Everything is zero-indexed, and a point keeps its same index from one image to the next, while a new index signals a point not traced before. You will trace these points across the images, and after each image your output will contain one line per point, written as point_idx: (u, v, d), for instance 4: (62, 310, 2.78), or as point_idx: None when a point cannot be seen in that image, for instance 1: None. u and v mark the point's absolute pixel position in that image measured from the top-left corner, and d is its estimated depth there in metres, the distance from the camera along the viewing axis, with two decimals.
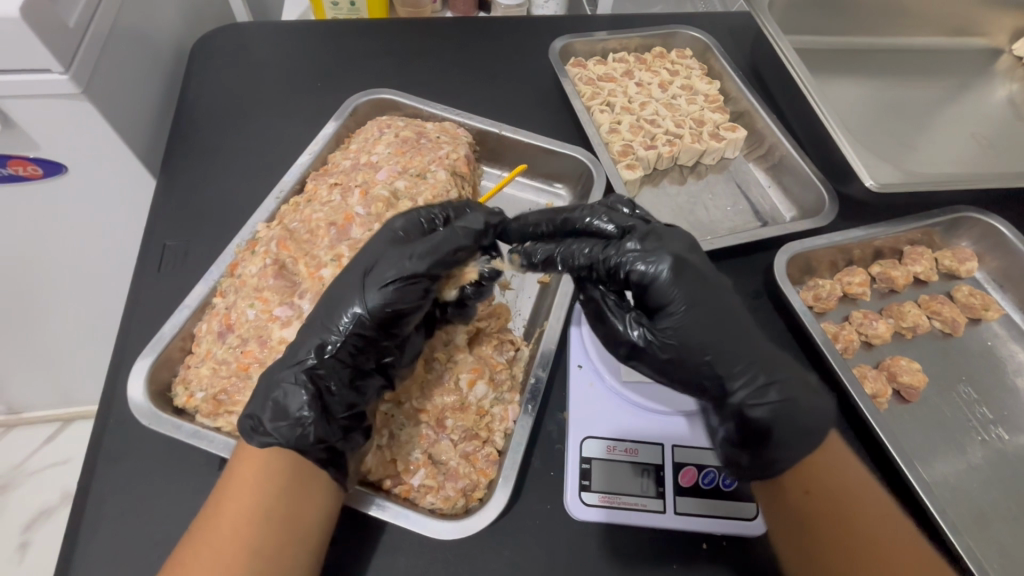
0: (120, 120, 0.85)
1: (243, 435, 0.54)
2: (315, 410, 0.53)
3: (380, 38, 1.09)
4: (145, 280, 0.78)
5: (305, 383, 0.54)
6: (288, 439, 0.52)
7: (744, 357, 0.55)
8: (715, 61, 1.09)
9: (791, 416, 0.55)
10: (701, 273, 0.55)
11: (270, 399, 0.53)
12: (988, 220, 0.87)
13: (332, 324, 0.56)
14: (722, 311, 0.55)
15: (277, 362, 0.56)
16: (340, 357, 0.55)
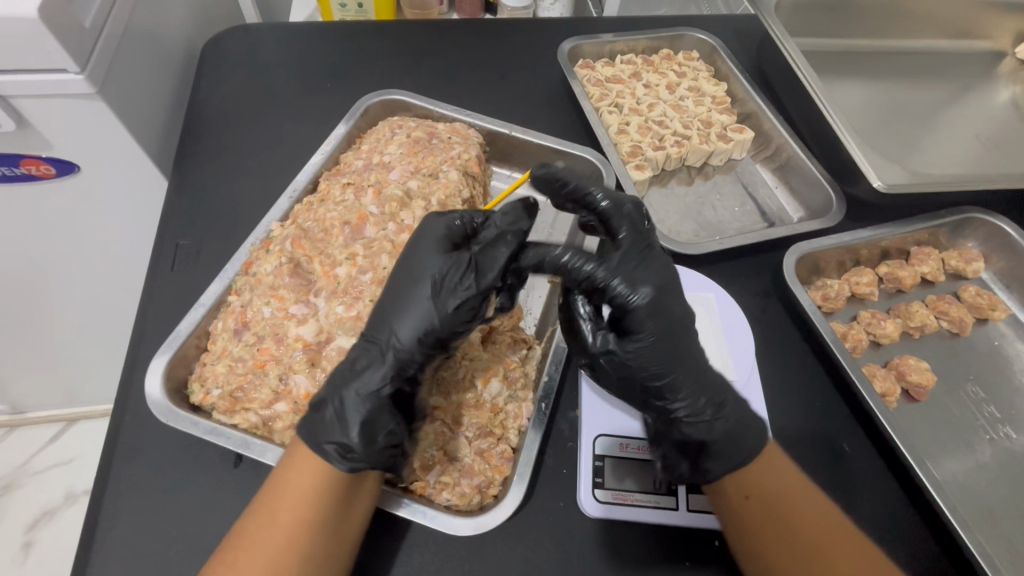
0: (132, 120, 0.85)
1: (329, 459, 0.52)
2: (402, 432, 0.55)
3: (389, 40, 1.10)
4: (158, 279, 0.79)
5: (390, 406, 0.55)
6: (379, 463, 0.53)
7: (694, 382, 0.59)
8: (722, 62, 1.10)
9: (734, 439, 0.58)
10: (674, 309, 0.59)
11: (358, 425, 0.53)
12: (995, 220, 0.88)
13: (404, 342, 0.56)
14: (682, 339, 0.59)
15: (353, 383, 0.55)
16: (414, 375, 0.57)
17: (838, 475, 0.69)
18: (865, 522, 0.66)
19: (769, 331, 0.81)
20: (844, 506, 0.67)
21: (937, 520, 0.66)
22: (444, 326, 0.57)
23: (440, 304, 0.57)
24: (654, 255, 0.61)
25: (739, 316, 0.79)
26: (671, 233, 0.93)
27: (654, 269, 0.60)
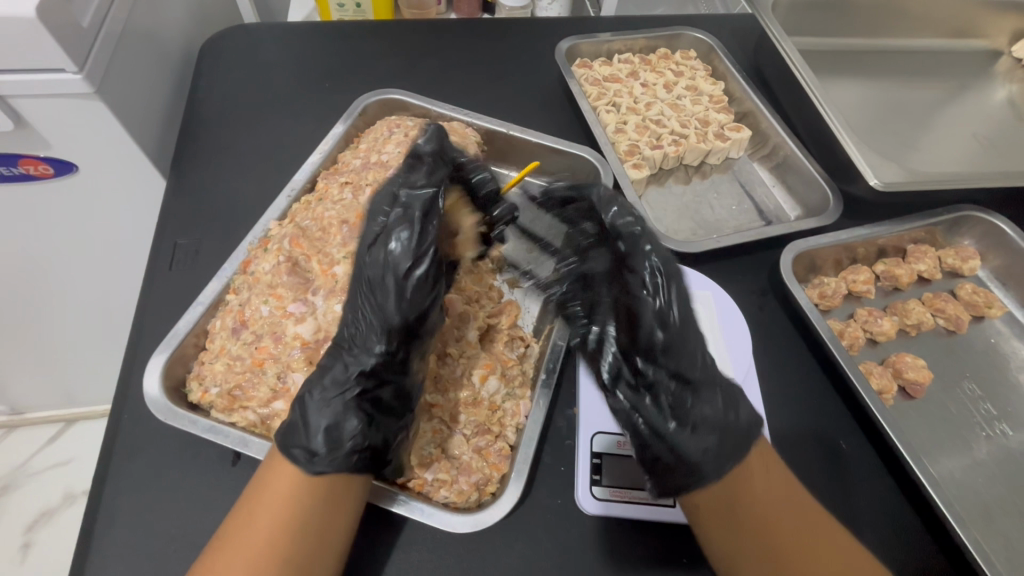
0: (131, 120, 0.86)
1: (292, 461, 0.52)
2: (366, 434, 0.54)
3: (388, 39, 1.10)
4: (157, 278, 0.79)
5: (354, 408, 0.55)
6: (343, 467, 0.53)
7: (700, 376, 0.57)
8: (720, 61, 1.10)
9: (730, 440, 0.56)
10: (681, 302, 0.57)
11: (320, 431, 0.53)
12: (991, 218, 0.88)
13: (363, 343, 0.57)
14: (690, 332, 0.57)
15: (316, 390, 0.56)
16: (376, 374, 0.57)
17: (835, 472, 0.70)
18: (862, 519, 0.67)
19: (766, 329, 0.81)
20: (842, 503, 0.67)
21: (935, 518, 0.66)
22: (393, 308, 0.57)
23: (380, 295, 0.57)
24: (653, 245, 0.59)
25: (737, 314, 0.79)
26: (669, 232, 0.93)
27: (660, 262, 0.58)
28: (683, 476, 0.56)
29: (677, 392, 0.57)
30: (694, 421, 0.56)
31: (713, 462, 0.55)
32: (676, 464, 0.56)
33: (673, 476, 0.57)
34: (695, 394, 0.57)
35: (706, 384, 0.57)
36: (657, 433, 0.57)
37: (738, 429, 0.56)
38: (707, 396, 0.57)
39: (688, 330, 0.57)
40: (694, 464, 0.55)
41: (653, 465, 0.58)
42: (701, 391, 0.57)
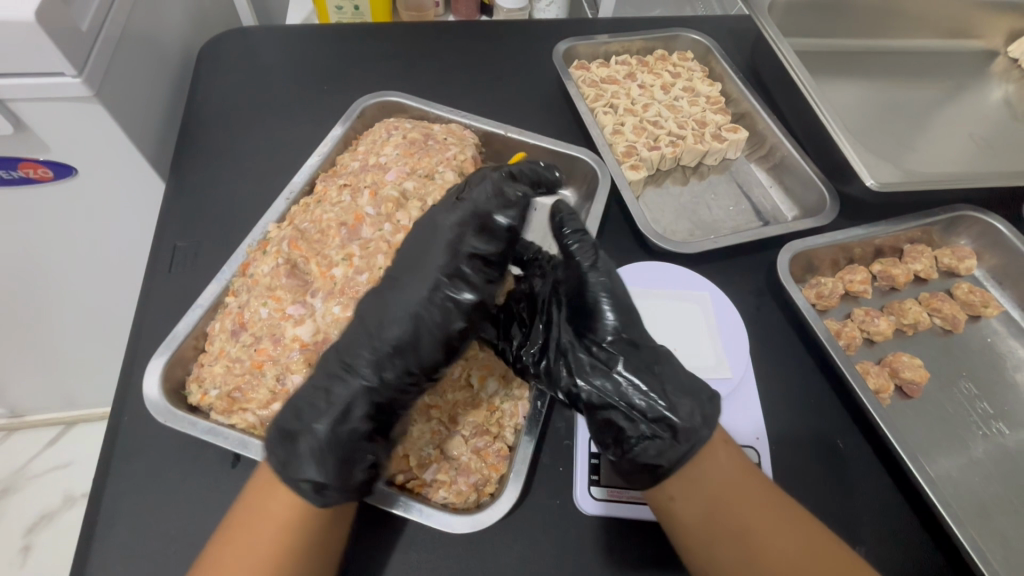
0: (130, 123, 0.86)
1: (297, 495, 0.52)
2: (370, 460, 0.55)
3: (385, 42, 1.11)
4: (156, 281, 0.79)
5: (359, 439, 0.55)
6: (346, 496, 0.53)
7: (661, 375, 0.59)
8: (717, 63, 1.11)
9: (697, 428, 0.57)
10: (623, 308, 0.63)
11: (320, 462, 0.52)
12: (987, 218, 0.89)
13: (379, 379, 0.56)
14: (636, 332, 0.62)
15: (311, 422, 0.54)
16: (387, 408, 0.57)
17: (831, 471, 0.70)
18: (859, 518, 0.67)
19: (764, 328, 0.82)
20: (839, 503, 0.68)
21: (932, 517, 0.66)
22: (428, 354, 0.58)
23: (426, 344, 0.58)
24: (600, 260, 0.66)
25: (734, 315, 0.79)
26: (666, 233, 0.93)
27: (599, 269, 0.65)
28: (679, 445, 0.56)
29: (645, 363, 0.60)
30: (670, 386, 0.59)
31: (699, 420, 0.57)
32: (666, 436, 0.56)
33: (667, 451, 0.56)
34: (660, 363, 0.60)
35: (665, 356, 0.61)
36: (639, 410, 0.58)
37: (704, 388, 0.60)
38: (670, 365, 0.61)
39: (630, 312, 0.63)
40: (683, 427, 0.56)
41: (643, 450, 0.57)
42: (664, 361, 0.61)
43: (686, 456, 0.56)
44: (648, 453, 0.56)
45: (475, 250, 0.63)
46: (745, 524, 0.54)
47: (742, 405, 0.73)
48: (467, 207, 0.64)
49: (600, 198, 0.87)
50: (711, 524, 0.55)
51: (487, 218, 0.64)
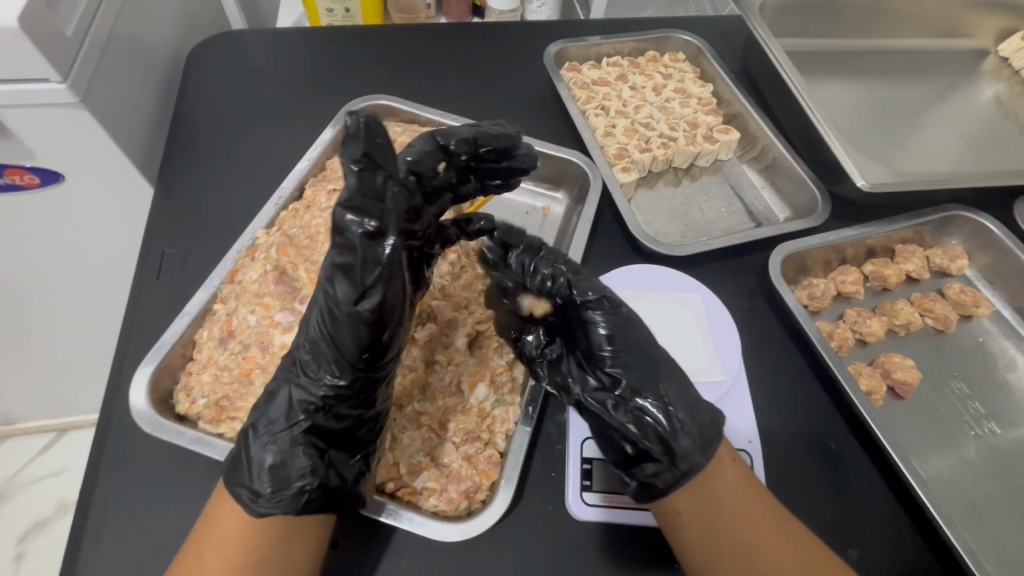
0: (117, 128, 0.85)
1: (241, 506, 0.53)
2: (316, 471, 0.54)
3: (376, 44, 1.10)
4: (144, 288, 0.78)
5: (303, 443, 0.55)
6: (288, 508, 0.52)
7: (657, 395, 0.59)
8: (708, 64, 1.11)
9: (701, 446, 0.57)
10: (631, 334, 0.62)
11: (266, 468, 0.53)
12: (978, 218, 0.89)
13: (312, 382, 0.55)
14: (643, 355, 0.61)
15: (264, 423, 0.55)
16: (329, 413, 0.55)
17: (825, 474, 0.70)
18: (851, 519, 0.67)
19: (756, 330, 0.81)
20: (831, 505, 0.68)
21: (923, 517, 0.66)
22: (348, 346, 0.52)
23: (335, 331, 0.52)
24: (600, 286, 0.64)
25: (726, 317, 0.79)
26: (658, 235, 0.93)
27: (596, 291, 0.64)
28: (675, 470, 0.57)
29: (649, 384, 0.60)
30: (673, 401, 0.59)
31: (696, 446, 0.57)
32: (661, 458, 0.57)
33: (666, 473, 0.57)
34: (665, 381, 0.60)
35: (669, 373, 0.61)
36: (640, 430, 0.58)
37: (709, 413, 0.60)
38: (675, 382, 0.61)
39: (638, 333, 0.63)
40: (682, 451, 0.57)
41: (639, 468, 0.59)
42: (669, 383, 0.60)
43: (677, 484, 0.57)
44: (644, 471, 0.59)
45: (352, 193, 0.48)
46: (751, 541, 0.55)
47: (735, 408, 0.73)
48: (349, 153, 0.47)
49: (592, 202, 0.87)
50: (716, 541, 0.56)
51: (376, 154, 0.47)
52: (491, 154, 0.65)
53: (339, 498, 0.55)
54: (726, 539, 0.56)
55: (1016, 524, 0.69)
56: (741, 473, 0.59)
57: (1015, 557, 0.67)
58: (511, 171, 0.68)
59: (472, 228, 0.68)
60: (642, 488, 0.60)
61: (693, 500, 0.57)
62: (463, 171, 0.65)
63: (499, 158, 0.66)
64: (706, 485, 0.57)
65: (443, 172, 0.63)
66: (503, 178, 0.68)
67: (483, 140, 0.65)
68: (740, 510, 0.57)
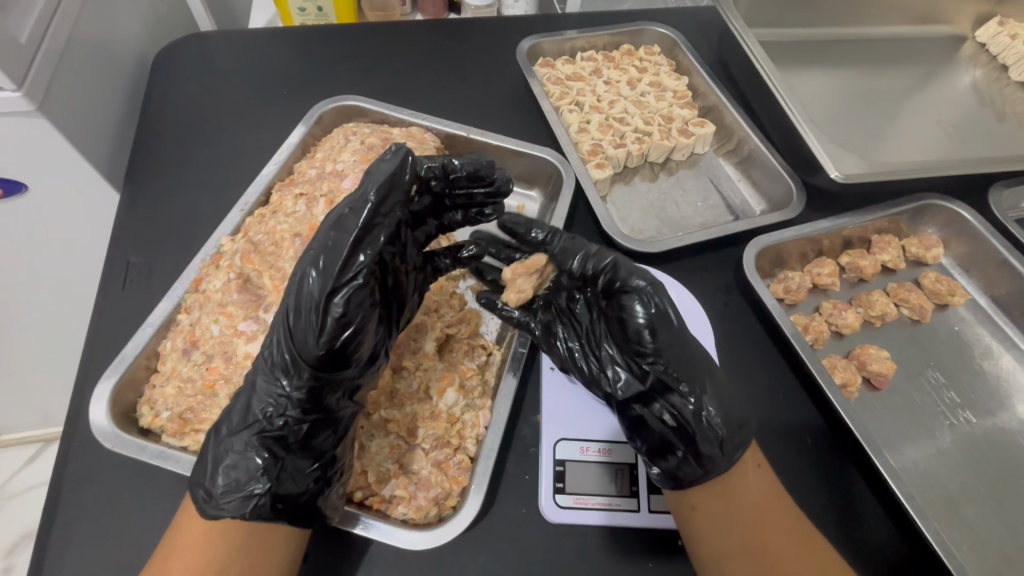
0: (78, 136, 0.83)
1: (197, 506, 0.53)
2: (269, 476, 0.53)
3: (347, 43, 1.08)
4: (109, 298, 0.76)
5: (256, 446, 0.53)
6: (240, 512, 0.52)
7: (694, 387, 0.59)
8: (683, 56, 1.10)
9: (732, 435, 0.59)
10: (675, 328, 0.60)
11: (220, 468, 0.53)
12: (952, 206, 0.89)
13: (261, 390, 0.54)
14: (685, 348, 0.60)
15: (224, 424, 0.55)
16: (286, 415, 0.54)
17: (799, 468, 0.69)
18: (826, 513, 0.66)
19: (730, 325, 0.81)
20: (807, 499, 0.67)
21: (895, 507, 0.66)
22: (311, 350, 0.52)
23: (299, 326, 0.53)
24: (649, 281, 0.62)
25: (699, 313, 0.79)
26: (633, 231, 0.92)
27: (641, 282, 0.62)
28: (700, 464, 0.58)
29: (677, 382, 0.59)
30: (704, 391, 0.59)
31: (717, 445, 0.58)
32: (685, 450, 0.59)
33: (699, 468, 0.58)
34: (693, 376, 0.59)
35: (705, 370, 0.60)
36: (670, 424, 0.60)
37: (734, 418, 0.60)
38: (709, 377, 0.60)
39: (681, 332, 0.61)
40: (708, 448, 0.58)
41: (665, 458, 0.60)
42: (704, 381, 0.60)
43: (699, 481, 0.58)
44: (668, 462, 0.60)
45: (351, 199, 0.56)
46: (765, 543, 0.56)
47: None
48: (382, 171, 0.57)
49: (565, 199, 0.86)
50: (730, 541, 0.57)
51: (392, 180, 0.57)
52: (463, 180, 0.66)
53: (292, 504, 0.54)
54: (734, 538, 0.57)
55: (989, 513, 0.69)
56: (764, 481, 0.60)
57: (989, 546, 0.67)
58: (487, 194, 0.69)
59: (463, 254, 0.71)
60: (667, 478, 0.60)
61: (709, 500, 0.59)
62: (441, 198, 0.67)
63: (473, 183, 0.67)
64: (724, 486, 0.59)
65: (418, 199, 0.65)
66: (482, 202, 0.69)
67: (453, 167, 0.65)
68: (754, 513, 0.58)
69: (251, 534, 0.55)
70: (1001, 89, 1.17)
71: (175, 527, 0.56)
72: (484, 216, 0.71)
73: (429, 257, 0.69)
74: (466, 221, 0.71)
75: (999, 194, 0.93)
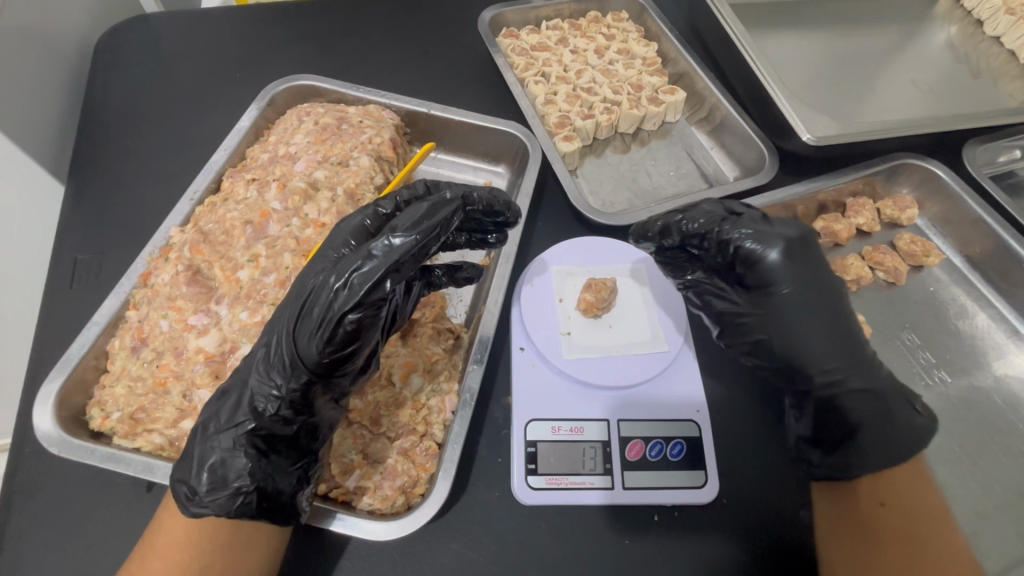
0: (15, 126, 0.79)
1: (178, 502, 0.50)
2: (255, 475, 0.50)
3: (300, 20, 1.03)
4: (57, 297, 0.73)
5: (245, 445, 0.51)
6: (226, 509, 0.49)
7: (830, 368, 0.64)
8: (652, 22, 1.06)
9: (871, 424, 0.63)
10: (793, 322, 0.65)
11: (205, 467, 0.50)
12: (926, 165, 0.87)
13: (261, 389, 0.52)
14: (820, 334, 0.65)
15: (211, 421, 0.52)
16: (277, 415, 0.52)
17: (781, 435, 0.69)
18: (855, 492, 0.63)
19: None
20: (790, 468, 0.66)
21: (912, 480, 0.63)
22: (319, 361, 0.51)
23: (305, 327, 0.51)
24: (760, 272, 0.64)
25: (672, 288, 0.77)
26: (605, 205, 0.90)
27: (758, 273, 0.64)
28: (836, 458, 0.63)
29: (787, 378, 0.67)
30: (842, 383, 0.64)
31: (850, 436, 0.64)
32: (809, 428, 0.66)
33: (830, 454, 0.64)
34: (833, 369, 0.64)
35: (843, 366, 0.64)
36: (795, 400, 0.68)
37: (879, 412, 0.63)
38: (847, 374, 0.64)
39: (790, 327, 0.65)
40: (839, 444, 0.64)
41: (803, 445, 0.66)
42: (837, 377, 0.64)
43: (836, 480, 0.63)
44: (799, 424, 0.67)
45: (393, 228, 0.53)
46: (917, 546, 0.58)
47: (680, 378, 0.70)
48: (425, 213, 0.55)
49: (532, 173, 0.82)
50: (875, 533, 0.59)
51: (445, 218, 0.55)
52: (477, 213, 0.64)
53: (275, 504, 0.51)
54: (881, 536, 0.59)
55: (965, 472, 0.69)
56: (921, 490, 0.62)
57: (965, 503, 0.67)
58: (493, 224, 0.68)
59: (460, 274, 0.68)
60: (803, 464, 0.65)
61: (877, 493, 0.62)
62: None
63: (486, 215, 0.65)
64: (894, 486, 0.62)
65: None
66: (485, 228, 0.68)
67: (473, 200, 0.63)
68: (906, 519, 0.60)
69: (234, 530, 0.54)
70: (976, 47, 1.15)
71: (149, 527, 0.55)
72: (485, 241, 0.71)
73: (423, 270, 0.65)
74: (470, 245, 0.71)
75: (973, 149, 0.92)
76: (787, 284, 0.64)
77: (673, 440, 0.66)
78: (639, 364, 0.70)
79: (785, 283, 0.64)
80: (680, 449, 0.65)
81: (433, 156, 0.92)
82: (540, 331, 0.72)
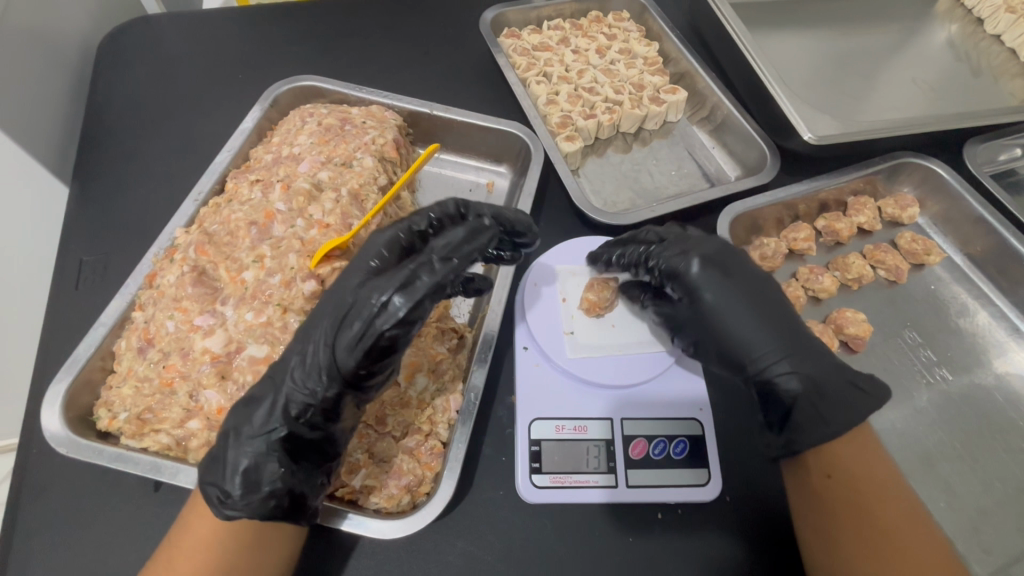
0: (19, 128, 0.79)
1: (209, 504, 0.51)
2: (288, 479, 0.51)
3: (302, 21, 1.03)
4: (62, 298, 0.73)
5: (278, 450, 0.51)
6: (258, 511, 0.50)
7: (761, 354, 0.61)
8: (653, 22, 1.06)
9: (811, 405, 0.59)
10: (720, 321, 0.62)
11: (239, 470, 0.50)
12: (928, 163, 0.87)
13: (296, 395, 0.52)
14: (748, 326, 0.61)
15: (244, 425, 0.52)
16: (309, 421, 0.52)
17: None
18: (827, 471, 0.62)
19: None
20: None
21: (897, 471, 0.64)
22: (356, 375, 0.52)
23: (344, 338, 0.51)
24: (679, 283, 0.64)
25: None
26: (607, 205, 0.90)
27: (677, 285, 0.65)
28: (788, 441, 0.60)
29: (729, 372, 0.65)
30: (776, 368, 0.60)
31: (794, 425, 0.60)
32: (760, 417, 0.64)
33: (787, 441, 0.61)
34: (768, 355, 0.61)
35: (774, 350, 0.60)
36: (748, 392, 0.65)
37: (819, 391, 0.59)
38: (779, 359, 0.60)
39: (717, 325, 0.63)
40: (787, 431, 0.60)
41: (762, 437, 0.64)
42: (772, 363, 0.60)
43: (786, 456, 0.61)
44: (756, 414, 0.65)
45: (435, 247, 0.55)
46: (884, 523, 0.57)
47: (683, 377, 0.71)
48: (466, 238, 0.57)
49: (534, 173, 0.83)
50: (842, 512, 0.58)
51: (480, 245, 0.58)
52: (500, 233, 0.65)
53: (304, 506, 0.52)
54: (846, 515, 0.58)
55: (967, 469, 0.70)
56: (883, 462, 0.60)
57: (967, 500, 0.68)
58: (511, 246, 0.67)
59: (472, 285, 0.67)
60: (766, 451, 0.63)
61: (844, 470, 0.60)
62: None
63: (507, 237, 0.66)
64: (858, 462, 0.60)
65: None
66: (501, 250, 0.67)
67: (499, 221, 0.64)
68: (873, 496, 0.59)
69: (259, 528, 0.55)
70: (976, 45, 1.15)
71: (171, 529, 0.55)
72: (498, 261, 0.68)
73: None
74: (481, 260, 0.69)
75: (974, 147, 0.92)
76: (706, 291, 0.62)
77: (676, 438, 0.66)
78: (651, 363, 0.70)
79: (704, 287, 0.63)
80: (683, 447, 0.66)
81: (436, 155, 0.93)
82: (544, 330, 0.72)
